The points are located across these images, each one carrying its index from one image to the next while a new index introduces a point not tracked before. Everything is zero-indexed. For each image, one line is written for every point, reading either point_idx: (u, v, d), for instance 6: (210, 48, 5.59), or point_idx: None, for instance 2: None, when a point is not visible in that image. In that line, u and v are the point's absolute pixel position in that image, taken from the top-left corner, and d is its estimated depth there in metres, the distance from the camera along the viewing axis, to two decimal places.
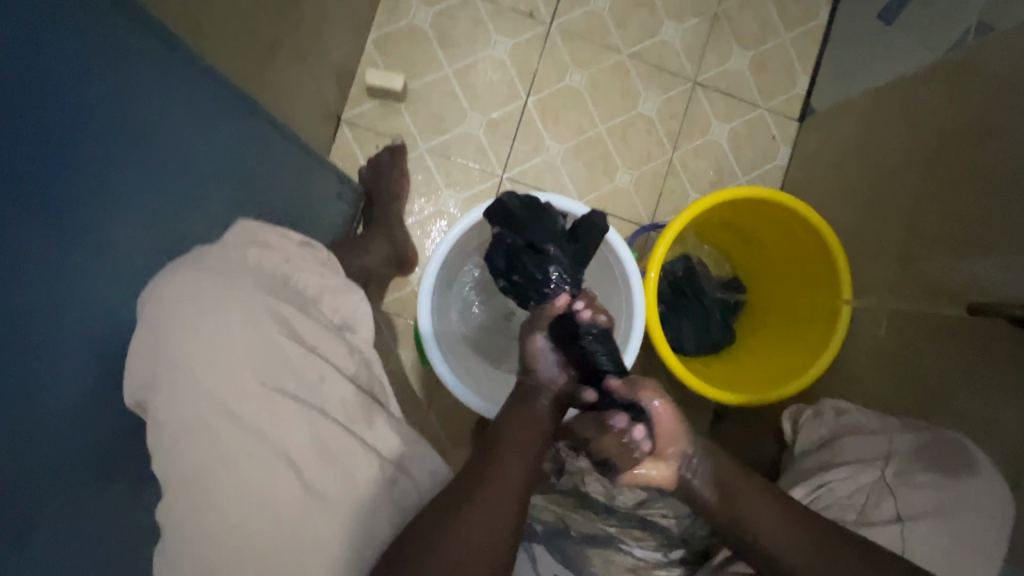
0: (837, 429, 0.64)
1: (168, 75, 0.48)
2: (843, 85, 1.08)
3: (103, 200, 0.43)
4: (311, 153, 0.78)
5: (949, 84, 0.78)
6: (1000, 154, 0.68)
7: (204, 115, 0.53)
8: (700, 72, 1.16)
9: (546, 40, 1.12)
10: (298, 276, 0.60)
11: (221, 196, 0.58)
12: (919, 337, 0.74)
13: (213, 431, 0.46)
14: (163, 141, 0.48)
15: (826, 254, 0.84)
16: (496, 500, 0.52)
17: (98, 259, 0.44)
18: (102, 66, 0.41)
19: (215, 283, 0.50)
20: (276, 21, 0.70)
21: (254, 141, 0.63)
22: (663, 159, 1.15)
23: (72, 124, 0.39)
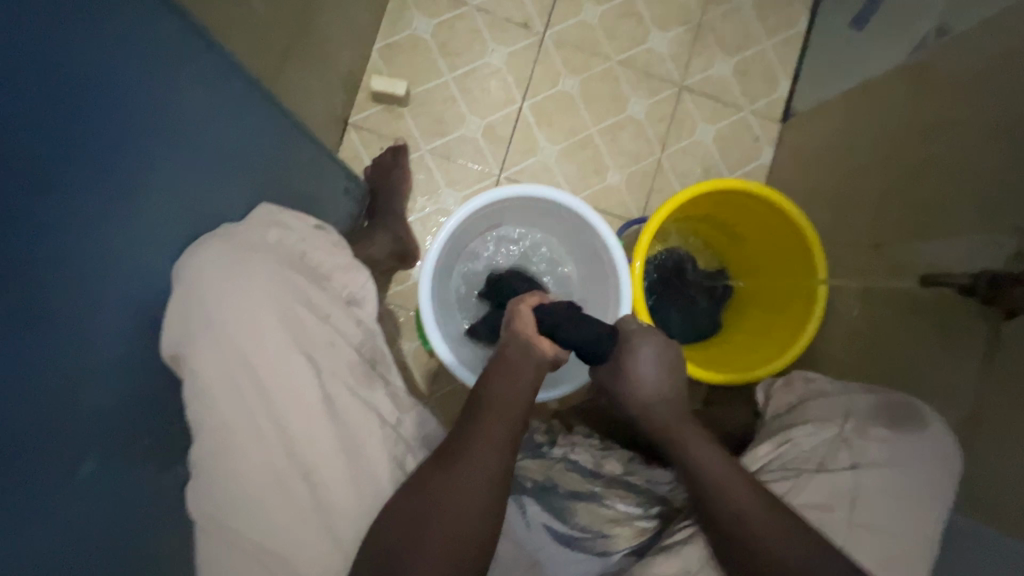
0: (804, 395, 0.70)
1: (204, 74, 0.54)
2: (821, 88, 1.15)
3: (145, 180, 0.49)
4: (324, 151, 0.85)
5: (911, 84, 0.84)
6: (953, 147, 0.74)
7: (232, 113, 0.60)
8: (686, 77, 1.23)
9: (540, 48, 1.19)
10: (311, 253, 0.66)
11: (241, 185, 0.65)
12: (885, 317, 0.80)
13: (236, 387, 0.52)
14: (198, 134, 0.55)
15: (803, 242, 0.89)
16: (482, 454, 0.55)
17: (138, 231, 0.50)
18: (153, 65, 0.47)
19: (244, 255, 0.56)
20: (289, 30, 0.77)
21: (273, 137, 0.69)
22: (652, 159, 1.21)
23: (125, 108, 0.46)
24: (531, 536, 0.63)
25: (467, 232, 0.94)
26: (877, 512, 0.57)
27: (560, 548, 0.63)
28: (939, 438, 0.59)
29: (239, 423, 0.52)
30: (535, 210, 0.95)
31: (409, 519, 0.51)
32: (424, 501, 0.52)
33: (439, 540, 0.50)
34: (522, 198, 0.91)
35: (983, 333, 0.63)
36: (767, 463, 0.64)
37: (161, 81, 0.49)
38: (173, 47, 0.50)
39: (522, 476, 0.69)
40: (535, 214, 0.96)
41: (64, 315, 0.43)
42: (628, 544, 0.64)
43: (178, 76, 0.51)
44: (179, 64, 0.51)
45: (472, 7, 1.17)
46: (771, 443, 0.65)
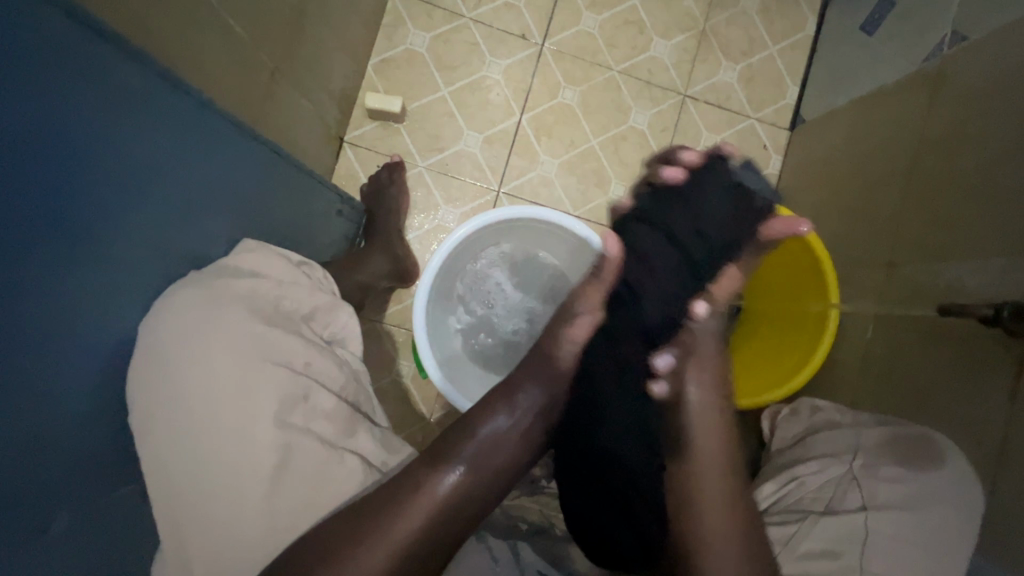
0: (811, 426, 0.69)
1: (179, 117, 0.53)
2: (830, 96, 1.11)
3: (113, 227, 0.47)
4: (312, 177, 0.84)
5: (928, 95, 0.80)
6: (973, 163, 0.70)
7: (209, 150, 0.58)
8: (689, 85, 1.19)
9: (538, 60, 1.16)
10: (289, 298, 0.66)
11: (221, 220, 0.63)
12: (901, 338, 0.76)
13: (198, 451, 0.51)
14: (172, 176, 0.53)
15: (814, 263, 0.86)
16: (435, 508, 0.57)
17: (113, 277, 0.48)
18: (119, 110, 0.45)
19: (215, 307, 0.56)
20: (274, 55, 0.75)
21: (255, 170, 0.68)
22: None
23: (99, 162, 0.44)
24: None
25: (463, 254, 0.92)
26: (892, 557, 0.54)
27: None
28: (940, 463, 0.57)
29: (212, 480, 0.51)
30: (538, 231, 0.92)
31: (384, 508, 0.55)
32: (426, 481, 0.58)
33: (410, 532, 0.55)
34: (520, 220, 0.89)
35: (1006, 363, 0.59)
36: (771, 504, 0.64)
37: (136, 128, 0.47)
38: (146, 93, 0.48)
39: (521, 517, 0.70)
40: (535, 236, 0.94)
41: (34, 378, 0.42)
42: None
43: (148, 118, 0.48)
44: (155, 110, 0.49)
45: (468, 19, 1.15)
46: (776, 484, 0.65)
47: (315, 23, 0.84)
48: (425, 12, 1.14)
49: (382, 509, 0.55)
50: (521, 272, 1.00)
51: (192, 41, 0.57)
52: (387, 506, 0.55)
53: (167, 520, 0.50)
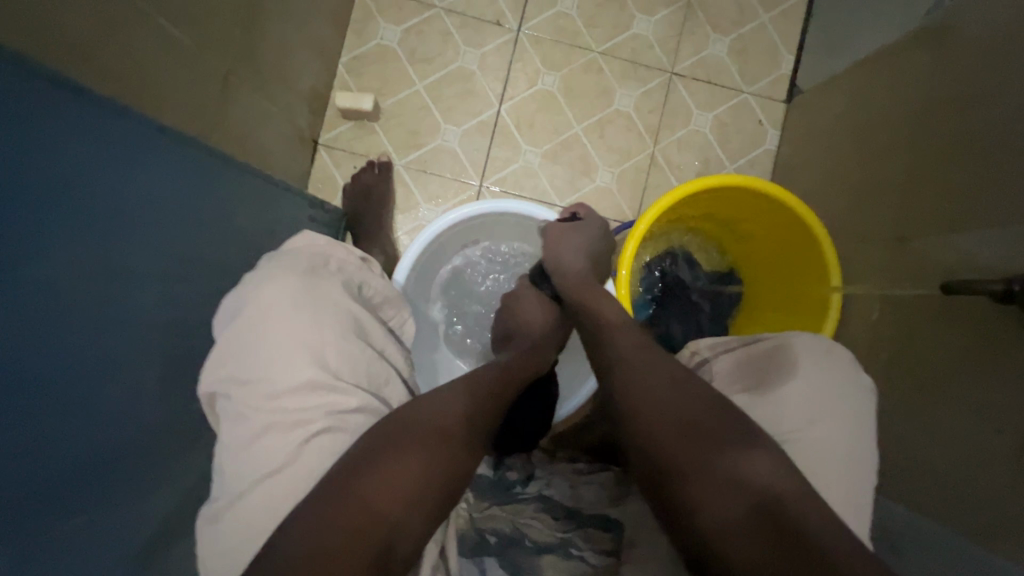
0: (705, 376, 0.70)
1: (120, 130, 0.50)
2: (827, 62, 1.04)
3: (60, 255, 0.43)
4: (274, 181, 0.81)
5: (932, 50, 0.74)
6: (987, 120, 0.63)
7: (161, 164, 0.55)
8: (677, 62, 1.13)
9: (515, 46, 1.11)
10: (370, 287, 0.66)
11: (190, 236, 0.60)
12: (912, 319, 0.70)
13: (283, 446, 0.50)
14: (130, 195, 0.50)
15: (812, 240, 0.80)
16: (444, 441, 0.53)
17: (58, 309, 0.44)
18: (37, 124, 0.41)
19: (319, 285, 0.58)
20: (224, 58, 0.72)
21: (211, 179, 0.65)
22: (644, 154, 1.12)
23: (40, 190, 0.41)
24: None
25: (436, 254, 0.88)
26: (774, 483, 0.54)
27: None
28: (811, 378, 0.58)
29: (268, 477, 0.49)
30: (520, 226, 0.89)
31: (406, 440, 0.51)
32: (436, 413, 0.54)
33: (422, 465, 0.50)
34: (498, 214, 0.85)
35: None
36: None
37: (77, 148, 0.44)
38: (76, 108, 0.45)
39: (486, 529, 0.65)
40: (517, 231, 0.90)
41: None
42: None
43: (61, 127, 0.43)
44: (90, 126, 0.46)
45: (440, 9, 1.10)
46: None
47: (271, 22, 0.81)
48: (394, 5, 1.09)
49: (394, 436, 0.51)
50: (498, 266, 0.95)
51: (121, 45, 0.54)
52: (407, 426, 0.52)
53: (223, 513, 0.49)
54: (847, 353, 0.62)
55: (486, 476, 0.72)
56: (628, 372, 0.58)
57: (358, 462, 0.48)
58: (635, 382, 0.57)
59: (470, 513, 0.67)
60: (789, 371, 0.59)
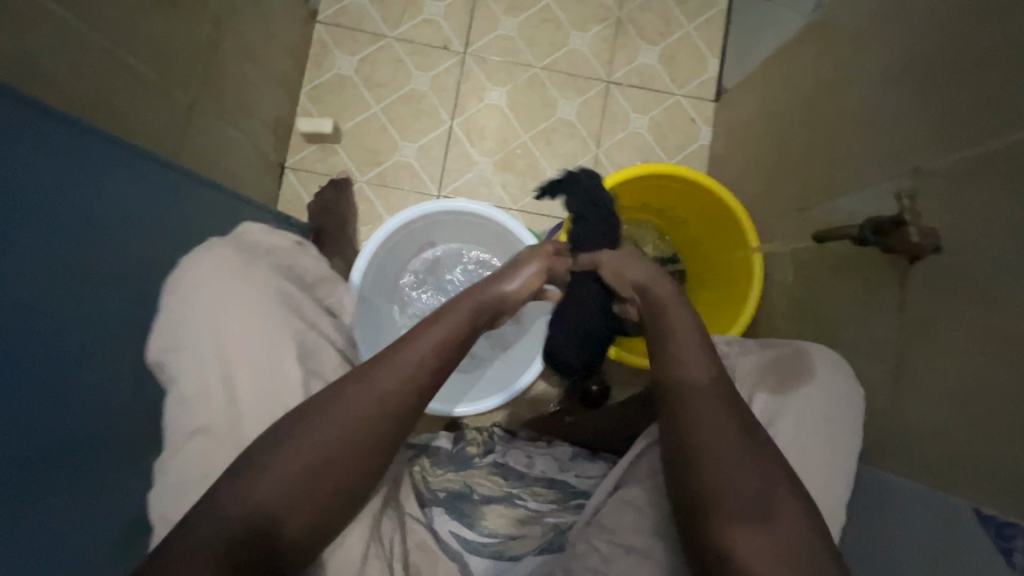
0: None
1: (84, 150, 0.58)
2: (743, 62, 1.15)
3: (38, 256, 0.51)
4: (236, 196, 0.88)
5: (816, 43, 0.84)
6: (856, 99, 0.73)
7: (125, 181, 0.63)
8: (612, 71, 1.24)
9: (463, 67, 1.21)
10: (298, 265, 0.73)
11: (155, 242, 0.67)
12: (817, 279, 0.78)
13: (211, 388, 0.58)
14: (98, 206, 0.58)
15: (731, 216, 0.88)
16: (354, 444, 0.54)
17: (39, 298, 0.51)
18: (14, 146, 0.49)
19: (234, 277, 0.63)
20: (187, 90, 0.80)
21: (175, 194, 0.73)
22: (589, 157, 1.22)
23: (17, 201, 0.49)
24: (441, 545, 0.67)
25: (392, 255, 0.95)
26: None
27: (465, 554, 0.66)
28: (825, 388, 0.62)
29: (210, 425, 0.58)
30: (466, 223, 0.97)
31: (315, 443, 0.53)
32: (341, 406, 0.54)
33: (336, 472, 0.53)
34: (443, 212, 0.93)
35: (895, 280, 0.61)
36: None
37: (47, 165, 0.52)
38: (43, 133, 0.53)
39: (439, 488, 0.72)
40: (464, 229, 0.98)
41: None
42: (538, 539, 0.68)
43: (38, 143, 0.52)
44: (60, 148, 0.54)
45: (392, 39, 1.20)
46: None
47: (230, 57, 0.90)
48: (349, 37, 1.19)
49: (290, 430, 0.53)
50: (457, 261, 1.03)
51: (94, 80, 0.63)
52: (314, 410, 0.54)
53: (171, 459, 0.57)
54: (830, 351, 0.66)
55: (449, 447, 0.79)
56: (700, 402, 0.56)
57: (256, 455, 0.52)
58: (700, 417, 0.54)
59: (429, 476, 0.74)
60: (803, 377, 0.64)
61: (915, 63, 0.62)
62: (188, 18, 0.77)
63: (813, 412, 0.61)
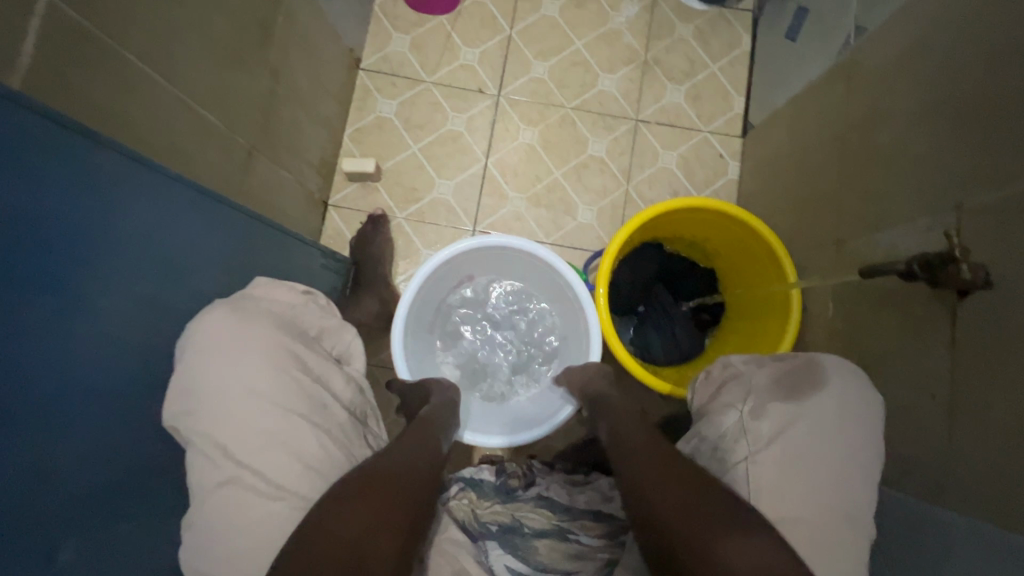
0: (722, 381, 0.72)
1: (165, 192, 0.61)
2: (769, 100, 1.18)
3: (105, 289, 0.54)
4: (291, 234, 0.91)
5: (847, 82, 0.87)
6: (891, 136, 0.74)
7: (194, 219, 0.66)
8: (640, 110, 1.28)
9: (497, 108, 1.27)
10: (303, 318, 0.74)
11: (212, 277, 0.70)
12: (857, 311, 0.78)
13: (229, 442, 0.58)
14: (163, 242, 0.61)
15: (768, 249, 0.90)
16: (400, 501, 0.58)
17: (98, 324, 0.53)
18: (102, 189, 0.53)
19: (250, 324, 0.64)
20: (246, 134, 0.85)
21: (237, 232, 0.76)
22: (619, 192, 1.25)
23: (96, 239, 0.52)
24: None
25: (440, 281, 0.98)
26: (795, 490, 0.58)
27: None
28: (837, 397, 0.62)
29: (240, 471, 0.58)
30: (504, 256, 0.98)
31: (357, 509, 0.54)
32: (377, 469, 0.60)
33: (387, 518, 0.56)
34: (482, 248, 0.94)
35: (944, 313, 0.61)
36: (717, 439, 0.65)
37: (126, 206, 0.56)
38: (132, 177, 0.57)
39: (489, 522, 0.73)
40: (502, 260, 1.00)
41: (12, 418, 0.46)
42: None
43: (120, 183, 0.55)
44: (141, 190, 0.58)
45: (429, 83, 1.27)
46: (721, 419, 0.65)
47: (283, 104, 0.96)
48: (390, 82, 1.26)
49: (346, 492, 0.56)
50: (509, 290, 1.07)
51: (172, 128, 0.68)
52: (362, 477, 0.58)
53: (203, 507, 0.57)
54: (845, 362, 0.66)
55: (493, 479, 0.79)
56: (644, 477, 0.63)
57: (322, 515, 0.53)
58: (648, 487, 0.61)
59: (476, 510, 0.75)
60: (817, 387, 0.64)
61: (951, 102, 0.64)
62: (250, 69, 0.83)
63: (829, 420, 0.61)
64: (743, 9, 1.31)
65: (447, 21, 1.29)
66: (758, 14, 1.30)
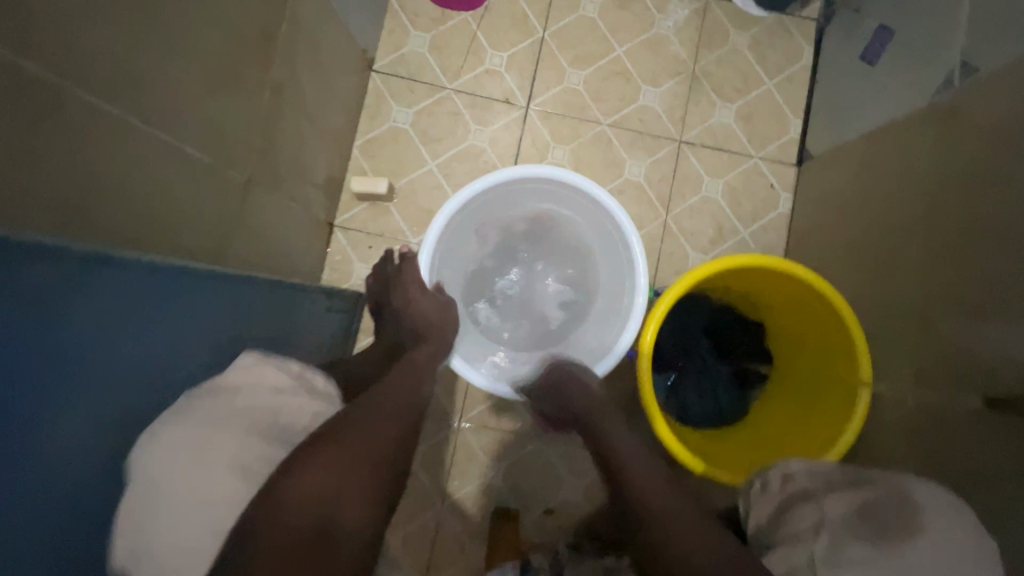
0: (785, 500, 0.57)
1: (150, 284, 0.51)
2: (833, 128, 1.05)
3: (89, 422, 0.43)
4: (287, 284, 0.81)
5: (946, 129, 0.73)
6: (1006, 208, 0.62)
7: (186, 304, 0.56)
8: (684, 130, 1.14)
9: (526, 122, 1.13)
10: (288, 411, 0.54)
11: (214, 364, 0.60)
12: (945, 408, 0.67)
13: None
14: (154, 343, 0.51)
15: (841, 330, 0.78)
16: (371, 451, 0.51)
17: (89, 467, 0.43)
18: (79, 304, 0.42)
19: (205, 430, 0.47)
20: (245, 169, 0.73)
21: (233, 301, 0.66)
22: (658, 223, 1.12)
23: (74, 367, 0.42)
24: None
25: (511, 202, 0.90)
26: None
27: None
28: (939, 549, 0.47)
29: None
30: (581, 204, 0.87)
31: (320, 478, 0.46)
32: (336, 426, 0.52)
33: (352, 464, 0.49)
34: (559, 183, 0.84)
35: None
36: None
37: (109, 315, 0.46)
38: (115, 279, 0.46)
39: None
40: (572, 206, 0.89)
41: None
42: None
43: (95, 298, 0.44)
44: (126, 291, 0.48)
45: (450, 90, 1.13)
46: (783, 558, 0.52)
47: (289, 126, 0.83)
48: (406, 88, 1.12)
49: (302, 451, 0.48)
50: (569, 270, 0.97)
51: (156, 181, 0.56)
52: (318, 437, 0.50)
53: None
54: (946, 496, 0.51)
55: None
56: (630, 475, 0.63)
57: (269, 488, 0.44)
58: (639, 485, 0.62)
59: None
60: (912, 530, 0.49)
61: None
62: (251, 94, 0.70)
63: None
64: (806, 17, 1.16)
65: (472, 19, 1.14)
66: (823, 24, 1.15)
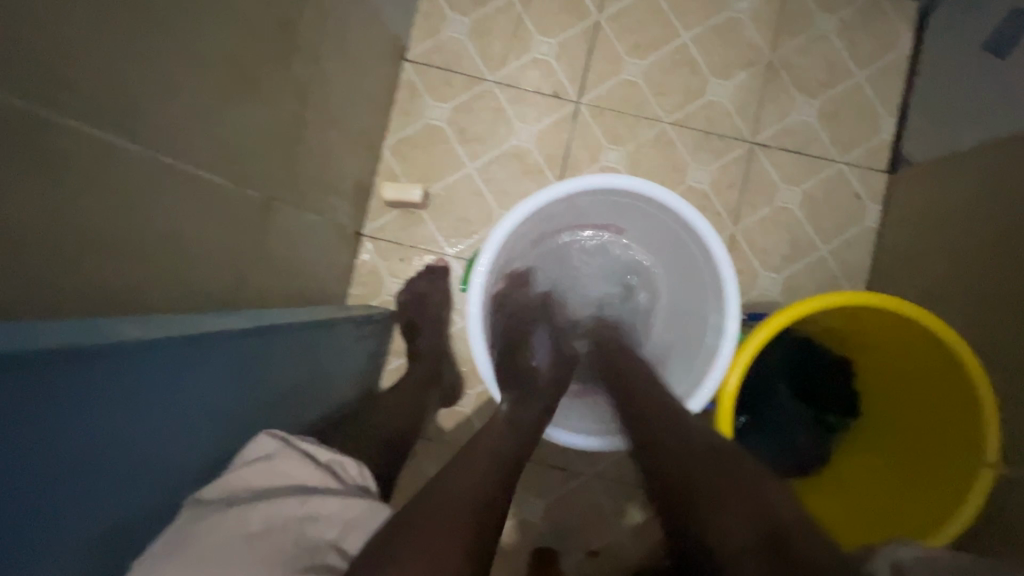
0: None
1: (160, 366, 0.41)
2: (939, 131, 0.89)
3: (40, 536, 0.35)
4: (328, 321, 0.71)
5: None
6: None
7: (205, 380, 0.46)
8: (758, 130, 1.00)
9: (576, 120, 1.00)
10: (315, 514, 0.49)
11: (220, 433, 0.51)
12: None
13: None
14: (151, 429, 0.42)
15: (966, 395, 0.65)
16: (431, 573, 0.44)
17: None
18: (42, 412, 0.32)
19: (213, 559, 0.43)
20: (263, 186, 0.63)
21: (265, 361, 0.56)
22: (724, 237, 0.99)
23: (28, 483, 0.33)
24: None
25: (597, 207, 0.75)
26: None
27: None
28: None
29: None
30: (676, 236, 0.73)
31: None
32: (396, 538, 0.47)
33: None
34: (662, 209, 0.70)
35: None
36: None
37: (90, 411, 0.36)
38: (107, 371, 0.36)
39: None
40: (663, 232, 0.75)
41: None
42: None
43: (84, 394, 0.35)
44: (120, 381, 0.38)
45: (491, 82, 1.00)
46: None
47: (313, 131, 0.72)
48: (443, 80, 1.00)
49: None
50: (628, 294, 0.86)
51: (144, 213, 0.46)
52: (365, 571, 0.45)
53: None
54: None
55: None
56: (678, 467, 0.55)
57: None
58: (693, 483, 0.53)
59: None
60: None
61: None
62: (269, 99, 0.59)
63: None
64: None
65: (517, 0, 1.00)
66: (929, 5, 0.98)
